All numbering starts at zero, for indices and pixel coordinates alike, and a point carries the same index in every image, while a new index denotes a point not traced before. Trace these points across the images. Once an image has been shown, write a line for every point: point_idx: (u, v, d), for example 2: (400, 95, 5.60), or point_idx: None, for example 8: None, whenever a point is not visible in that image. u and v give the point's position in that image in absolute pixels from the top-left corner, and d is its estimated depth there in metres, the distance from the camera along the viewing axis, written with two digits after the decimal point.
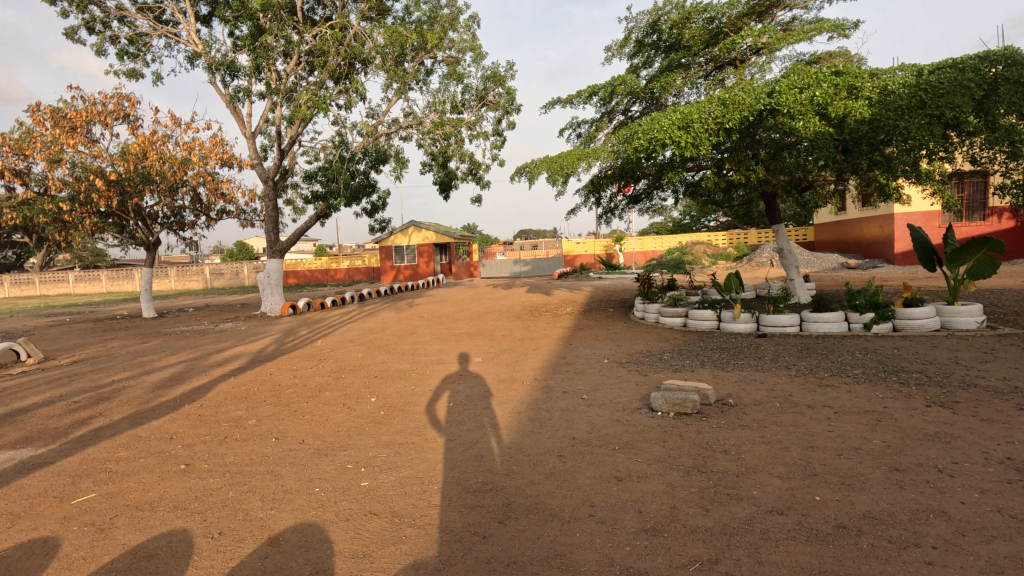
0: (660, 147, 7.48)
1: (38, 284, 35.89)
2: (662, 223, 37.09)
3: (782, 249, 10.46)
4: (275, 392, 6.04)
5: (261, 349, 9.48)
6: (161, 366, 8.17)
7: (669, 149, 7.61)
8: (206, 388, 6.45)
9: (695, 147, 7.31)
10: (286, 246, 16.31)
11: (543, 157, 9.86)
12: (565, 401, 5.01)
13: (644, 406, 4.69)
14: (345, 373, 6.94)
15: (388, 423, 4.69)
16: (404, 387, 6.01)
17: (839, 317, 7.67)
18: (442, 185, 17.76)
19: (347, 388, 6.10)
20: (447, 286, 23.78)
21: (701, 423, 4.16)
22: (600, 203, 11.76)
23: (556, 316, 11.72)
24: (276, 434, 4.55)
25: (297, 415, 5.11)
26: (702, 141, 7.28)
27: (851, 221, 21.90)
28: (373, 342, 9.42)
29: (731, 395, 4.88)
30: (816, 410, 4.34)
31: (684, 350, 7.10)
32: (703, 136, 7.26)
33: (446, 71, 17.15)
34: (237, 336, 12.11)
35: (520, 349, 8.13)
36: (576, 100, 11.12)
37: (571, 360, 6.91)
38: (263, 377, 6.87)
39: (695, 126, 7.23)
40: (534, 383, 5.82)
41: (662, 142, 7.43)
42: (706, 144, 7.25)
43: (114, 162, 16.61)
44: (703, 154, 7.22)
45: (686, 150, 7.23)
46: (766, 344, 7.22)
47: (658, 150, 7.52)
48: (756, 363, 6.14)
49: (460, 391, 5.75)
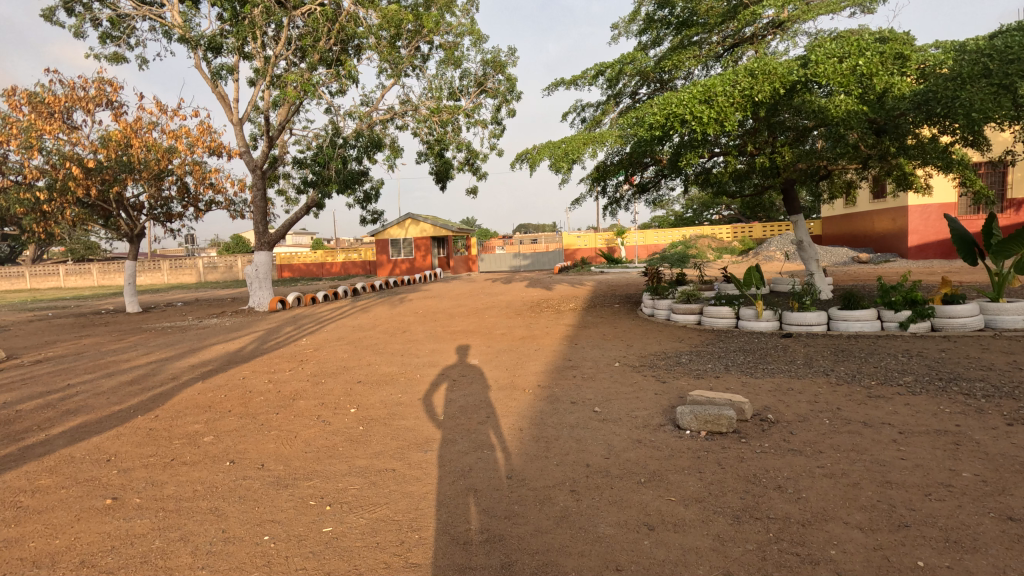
0: (678, 125, 6.75)
1: (29, 277, 35.17)
2: (665, 217, 36.48)
3: (801, 241, 9.74)
4: (242, 402, 5.31)
5: (240, 348, 8.74)
6: (128, 367, 7.46)
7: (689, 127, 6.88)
8: (168, 395, 5.72)
9: (719, 125, 6.60)
10: (276, 238, 15.51)
11: (545, 142, 9.10)
12: (573, 415, 4.30)
13: (668, 422, 3.98)
14: (326, 377, 6.22)
15: (367, 443, 3.96)
16: (391, 395, 5.29)
17: (871, 315, 6.99)
18: (439, 176, 17.01)
19: (325, 397, 5.38)
20: (445, 280, 23.05)
21: (741, 446, 3.45)
22: (605, 193, 11.02)
23: (558, 312, 11.01)
24: (232, 456, 3.83)
25: (263, 430, 4.38)
26: (727, 118, 6.58)
27: (861, 214, 21.17)
28: (361, 342, 8.67)
29: (770, 408, 4.18)
30: (877, 430, 3.63)
31: (704, 352, 6.40)
32: (728, 111, 6.56)
33: (443, 56, 16.37)
34: (220, 332, 11.39)
35: (522, 350, 7.41)
36: (581, 80, 10.38)
37: (578, 363, 6.19)
38: (234, 383, 6.14)
39: (719, 99, 6.53)
40: (538, 391, 5.11)
41: (680, 119, 6.71)
42: (732, 121, 6.55)
43: (94, 149, 15.92)
44: (729, 132, 6.52)
45: (710, 127, 6.50)
46: (794, 345, 6.53)
47: (676, 129, 6.81)
48: (787, 368, 5.44)
49: (453, 398, 5.04)
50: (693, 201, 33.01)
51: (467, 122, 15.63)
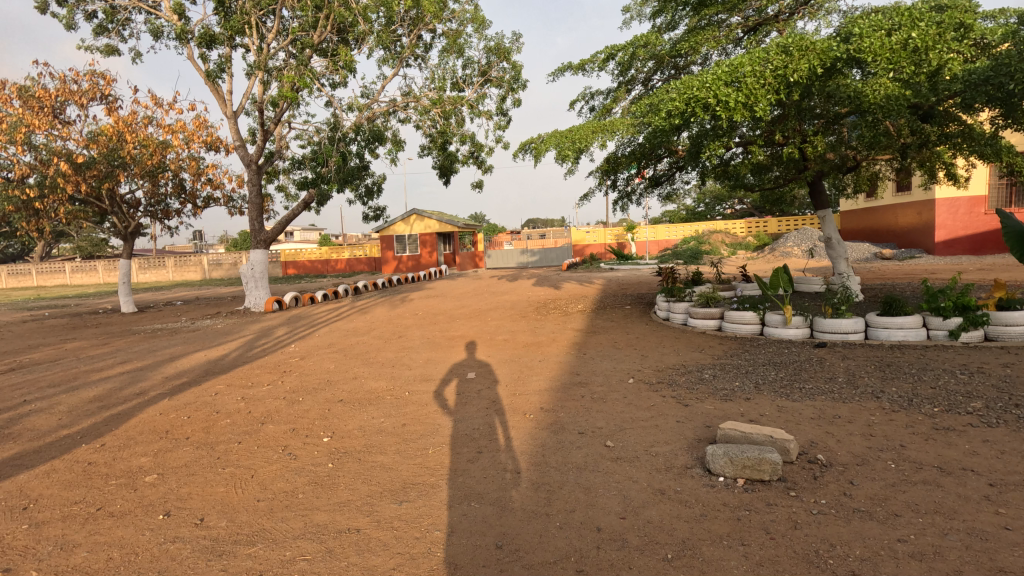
0: (700, 111, 6.07)
1: (36, 275, 35.03)
2: (676, 212, 35.72)
3: (830, 238, 8.97)
4: (205, 426, 4.67)
5: (223, 356, 8.12)
6: (97, 379, 6.86)
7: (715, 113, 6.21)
8: (127, 416, 5.10)
9: (747, 109, 5.92)
10: (272, 235, 14.89)
11: (551, 131, 8.37)
12: (581, 451, 3.61)
13: (696, 464, 3.30)
14: (306, 394, 5.59)
15: (332, 489, 3.29)
16: (373, 418, 4.65)
17: (916, 322, 6.25)
18: (443, 170, 16.31)
19: (298, 420, 4.73)
20: (450, 278, 22.42)
21: (792, 504, 2.76)
22: (615, 186, 10.27)
23: (566, 315, 10.32)
24: (171, 505, 3.18)
25: (216, 467, 3.73)
26: (757, 101, 5.91)
27: (883, 208, 20.27)
28: (353, 349, 8.04)
29: (817, 445, 3.48)
30: (961, 481, 2.91)
31: (729, 365, 5.67)
32: (758, 93, 5.90)
33: (445, 45, 15.65)
34: (209, 336, 10.82)
35: (525, 360, 6.70)
36: (589, 65, 9.63)
37: (586, 379, 5.49)
38: (203, 400, 5.53)
39: (748, 80, 5.86)
40: (541, 416, 4.42)
41: (701, 104, 6.04)
42: (763, 104, 5.88)
43: (86, 144, 15.43)
44: (760, 117, 5.83)
45: (737, 112, 5.82)
46: (832, 357, 5.79)
47: (697, 115, 6.12)
48: (829, 388, 4.73)
49: (443, 424, 4.37)
50: (705, 195, 32.10)
51: (471, 113, 14.94)
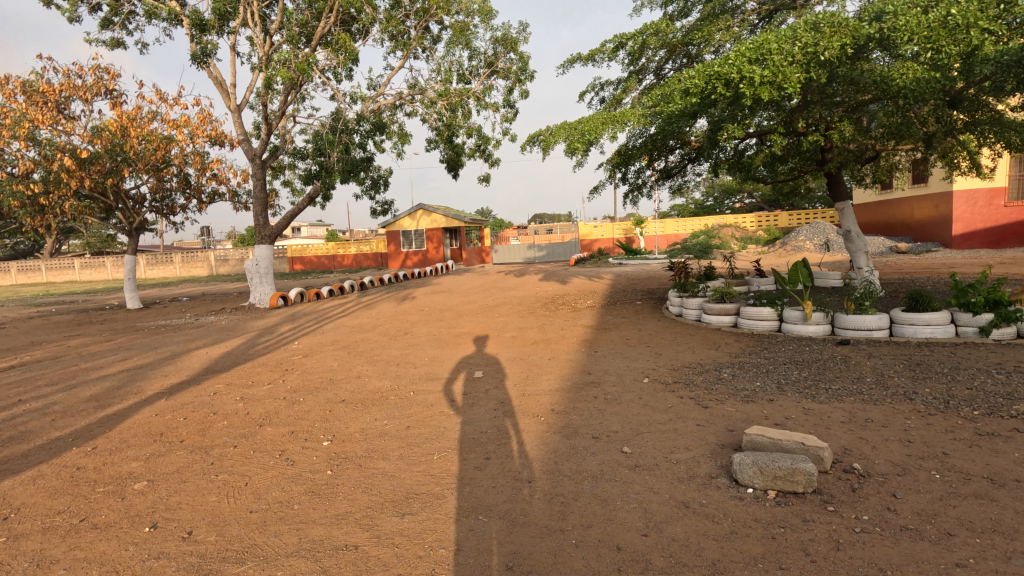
0: (722, 86, 6.46)
1: (45, 271, 35.14)
2: (684, 205, 35.38)
3: (849, 231, 8.66)
4: (201, 428, 4.48)
5: (224, 353, 7.94)
6: (95, 377, 6.69)
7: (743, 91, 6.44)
8: (121, 417, 4.92)
9: (776, 87, 6.11)
10: (277, 231, 14.71)
11: (560, 123, 8.09)
12: (596, 458, 3.37)
13: (721, 473, 3.05)
14: (307, 394, 5.38)
15: (330, 499, 3.07)
16: (375, 420, 4.43)
17: (944, 318, 5.96)
18: (449, 164, 16.05)
19: (298, 422, 4.53)
20: (457, 273, 22.20)
21: (831, 522, 2.51)
22: (626, 179, 9.98)
23: (575, 311, 10.07)
24: (159, 516, 2.98)
25: (209, 474, 3.52)
26: (786, 78, 6.06)
27: (897, 200, 19.90)
28: (357, 347, 7.83)
29: (852, 452, 3.22)
30: (1017, 494, 2.65)
31: (748, 364, 5.41)
32: (787, 70, 6.04)
33: (452, 36, 15.37)
34: (214, 332, 10.68)
35: (533, 358, 6.47)
36: (599, 55, 9.33)
37: (598, 379, 5.25)
38: (200, 401, 5.34)
39: (775, 57, 6.07)
40: (552, 419, 4.18)
41: (723, 79, 6.44)
42: (792, 81, 6.02)
43: (90, 139, 15.33)
44: (789, 93, 5.98)
45: (763, 89, 6.05)
46: (857, 355, 5.52)
47: (719, 92, 6.55)
48: (857, 389, 4.46)
49: (448, 428, 4.14)
50: (714, 188, 31.68)
51: (477, 105, 14.66)
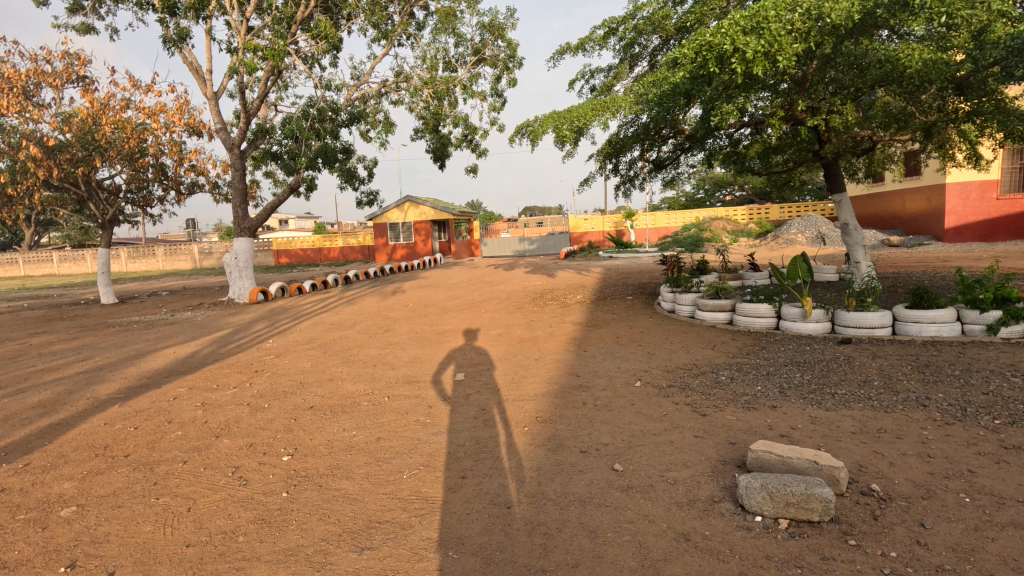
0: (713, 57, 5.99)
1: (23, 264, 34.27)
2: (675, 198, 35.18)
3: (847, 224, 8.36)
4: (150, 440, 4.06)
5: (193, 353, 7.48)
6: (48, 380, 6.22)
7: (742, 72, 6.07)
8: (66, 427, 4.48)
9: (771, 59, 5.77)
10: (257, 223, 14.15)
11: (548, 111, 7.72)
12: (585, 477, 3.02)
13: (725, 497, 2.72)
14: (273, 400, 4.98)
15: (280, 530, 2.69)
16: (345, 431, 4.04)
17: (950, 316, 5.67)
18: (436, 154, 15.58)
19: (260, 432, 4.12)
20: (444, 267, 21.74)
21: (854, 560, 2.18)
22: (617, 171, 9.62)
23: (564, 306, 9.71)
24: (79, 552, 2.58)
25: (147, 497, 3.11)
26: (782, 50, 5.73)
27: (887, 193, 19.81)
28: (334, 346, 7.42)
29: (869, 470, 2.90)
30: None
31: (747, 366, 5.09)
32: (784, 40, 5.69)
33: (438, 23, 14.91)
34: (186, 329, 10.21)
35: (519, 359, 6.10)
36: (589, 44, 8.93)
37: (588, 382, 4.90)
38: (157, 408, 4.91)
39: (772, 25, 5.67)
40: (537, 429, 3.82)
41: (715, 50, 5.96)
42: (788, 53, 5.68)
43: (59, 127, 14.68)
44: (784, 65, 5.63)
45: (756, 62, 5.68)
46: (860, 355, 5.23)
47: (709, 64, 6.10)
48: (865, 394, 4.15)
49: (423, 440, 3.76)
50: (705, 180, 31.32)
51: (464, 93, 14.19)
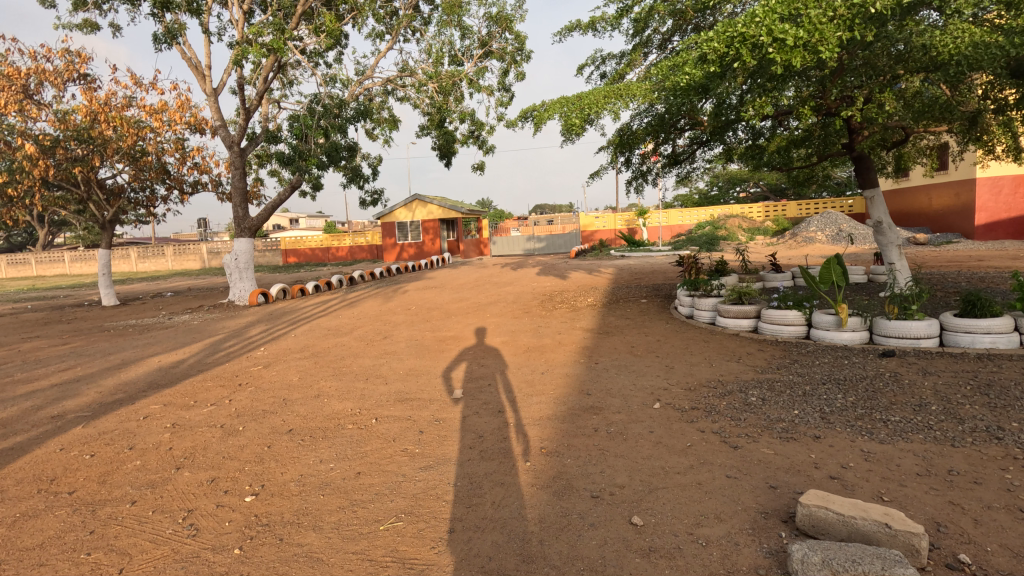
0: (748, 50, 5.32)
1: (35, 264, 34.32)
2: (687, 196, 34.45)
3: (881, 222, 7.69)
4: (104, 473, 3.58)
5: (178, 362, 7.03)
6: (19, 394, 5.79)
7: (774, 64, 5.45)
8: (17, 453, 4.03)
9: (810, 50, 5.14)
10: (258, 224, 13.75)
11: (556, 96, 7.16)
12: (596, 534, 2.50)
13: (772, 570, 2.17)
14: (250, 421, 4.49)
15: None
16: (322, 463, 3.53)
17: (1006, 325, 5.04)
18: (442, 152, 15.11)
19: (226, 464, 3.62)
20: (451, 266, 21.23)
21: None
22: (629, 165, 9.04)
23: (574, 310, 9.14)
24: None
25: (76, 552, 2.63)
26: (823, 38, 5.10)
27: (913, 189, 19.00)
28: (327, 355, 6.94)
29: (949, 531, 2.34)
30: None
31: (779, 384, 4.51)
32: (825, 28, 5.08)
33: (444, 15, 14.38)
34: (180, 334, 9.80)
35: (524, 371, 5.57)
36: (600, 23, 8.35)
37: (600, 403, 4.35)
38: (123, 429, 4.44)
39: (812, 11, 5.07)
40: (541, 464, 3.29)
41: (750, 43, 5.30)
42: (830, 43, 5.07)
43: (58, 126, 14.39)
44: (826, 57, 5.04)
45: (796, 53, 5.08)
46: (908, 372, 4.62)
47: (743, 57, 5.43)
48: (922, 421, 3.56)
49: (407, 478, 3.23)
50: (719, 178, 30.55)
51: (471, 88, 13.68)
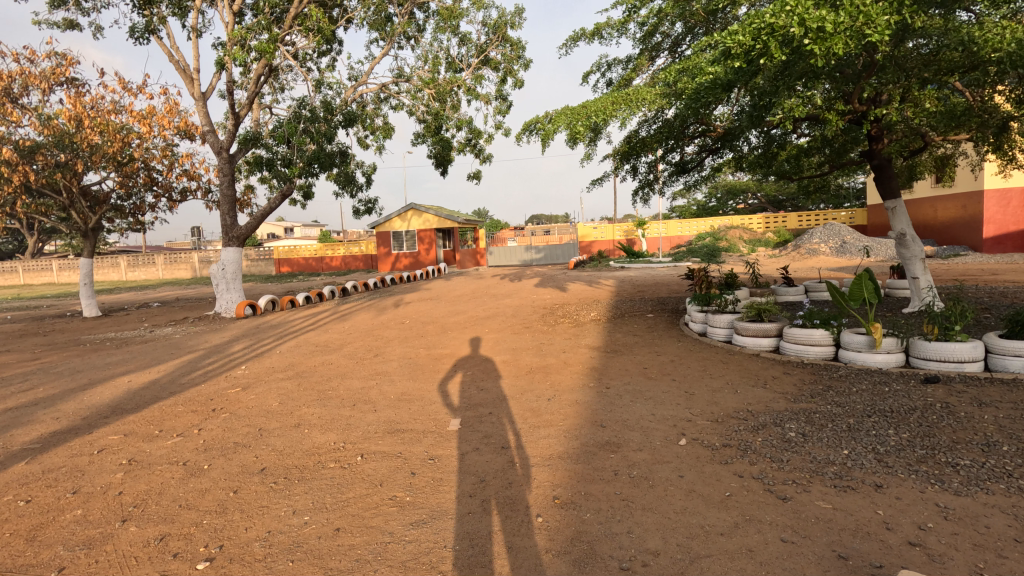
0: (777, 41, 4.95)
1: (21, 272, 33.45)
2: (685, 207, 34.20)
3: (903, 234, 7.21)
4: (36, 525, 3.03)
5: (150, 382, 6.45)
6: None
7: (807, 56, 5.00)
8: None
9: (854, 34, 4.71)
10: (246, 233, 13.17)
11: (561, 107, 6.67)
12: None
13: None
14: (219, 456, 3.95)
15: None
16: (294, 516, 2.98)
17: None
18: (438, 161, 14.62)
19: (183, 515, 3.06)
20: (448, 277, 20.67)
21: None
22: (634, 174, 8.56)
23: (578, 325, 8.63)
24: None
25: None
26: (869, 23, 4.67)
27: (918, 201, 18.66)
28: (312, 375, 6.38)
29: None
30: None
31: (817, 415, 4.00)
32: (873, 13, 4.64)
33: (440, 21, 14.00)
34: (159, 349, 9.22)
35: (528, 397, 5.03)
36: (606, 29, 7.93)
37: (618, 437, 3.82)
38: (71, 466, 3.88)
39: None
40: (555, 520, 2.76)
41: (778, 33, 4.93)
42: (878, 25, 4.63)
43: (40, 131, 13.84)
44: (875, 41, 4.61)
45: (837, 40, 4.65)
46: (959, 401, 4.12)
47: (772, 51, 5.05)
48: (999, 467, 3.04)
49: (395, 538, 2.69)
50: (717, 188, 30.28)
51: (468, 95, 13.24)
